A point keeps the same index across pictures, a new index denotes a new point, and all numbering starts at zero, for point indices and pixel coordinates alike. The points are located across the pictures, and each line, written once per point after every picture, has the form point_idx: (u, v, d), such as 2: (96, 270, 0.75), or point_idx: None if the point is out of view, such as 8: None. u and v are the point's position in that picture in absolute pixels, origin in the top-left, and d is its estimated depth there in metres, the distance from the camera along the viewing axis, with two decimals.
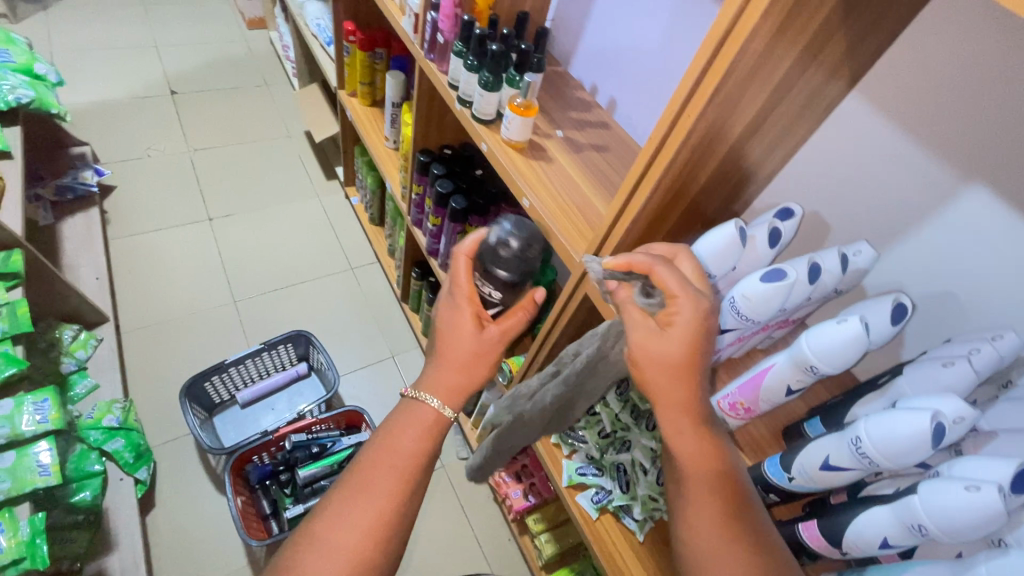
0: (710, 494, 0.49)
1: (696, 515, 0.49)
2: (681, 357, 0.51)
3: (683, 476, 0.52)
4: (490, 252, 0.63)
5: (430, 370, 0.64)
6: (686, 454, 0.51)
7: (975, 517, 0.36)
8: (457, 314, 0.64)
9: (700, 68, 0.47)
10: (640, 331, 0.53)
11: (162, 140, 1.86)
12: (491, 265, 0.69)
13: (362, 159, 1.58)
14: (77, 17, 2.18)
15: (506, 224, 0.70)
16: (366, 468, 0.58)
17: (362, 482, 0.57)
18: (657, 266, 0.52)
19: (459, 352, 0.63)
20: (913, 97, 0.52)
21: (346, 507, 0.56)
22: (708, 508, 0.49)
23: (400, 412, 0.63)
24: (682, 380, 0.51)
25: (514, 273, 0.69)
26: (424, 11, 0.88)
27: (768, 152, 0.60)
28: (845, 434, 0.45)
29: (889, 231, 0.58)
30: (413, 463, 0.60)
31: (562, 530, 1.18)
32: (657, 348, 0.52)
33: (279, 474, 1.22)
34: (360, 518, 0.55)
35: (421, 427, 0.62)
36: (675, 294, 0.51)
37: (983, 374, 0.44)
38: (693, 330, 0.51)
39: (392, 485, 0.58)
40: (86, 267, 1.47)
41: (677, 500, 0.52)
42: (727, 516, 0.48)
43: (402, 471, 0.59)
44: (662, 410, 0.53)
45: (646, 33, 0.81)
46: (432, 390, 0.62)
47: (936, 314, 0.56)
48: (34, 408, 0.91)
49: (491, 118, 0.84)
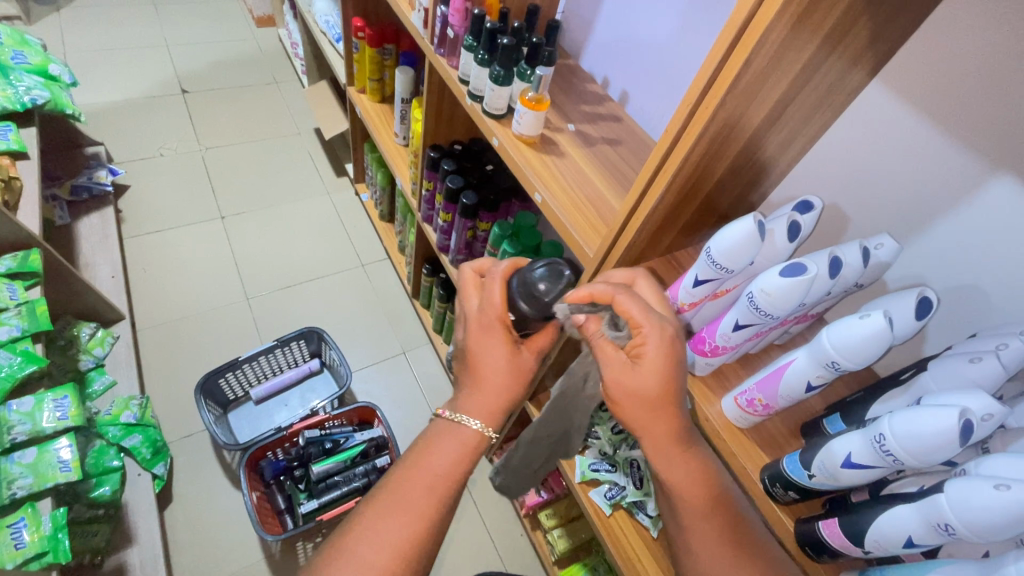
0: (705, 514, 0.51)
1: (695, 536, 0.51)
2: (654, 386, 0.51)
3: (677, 502, 0.53)
4: (533, 291, 0.59)
5: (469, 394, 0.62)
6: (678, 482, 0.52)
7: (1005, 517, 0.35)
8: (490, 337, 0.61)
9: (717, 59, 0.47)
10: (609, 369, 0.52)
11: (174, 139, 1.88)
12: (518, 299, 0.60)
13: (372, 155, 1.58)
14: (89, 18, 2.20)
15: (544, 261, 0.61)
16: (398, 484, 0.58)
17: (391, 500, 0.57)
18: (616, 293, 0.53)
19: (499, 376, 0.61)
20: (938, 85, 0.51)
21: (376, 523, 0.55)
22: (706, 533, 0.51)
23: (434, 432, 0.61)
24: (659, 409, 0.51)
25: (538, 312, 0.59)
26: (433, 6, 0.87)
27: (786, 143, 0.59)
28: (867, 431, 0.44)
29: (911, 224, 0.56)
30: (445, 484, 0.59)
31: (575, 525, 1.17)
32: (629, 381, 0.51)
33: (294, 470, 1.23)
34: (389, 535, 0.55)
35: (459, 449, 0.60)
36: (640, 323, 0.51)
37: (1011, 370, 0.43)
38: (662, 357, 0.51)
39: (423, 505, 0.57)
40: (102, 265, 1.49)
41: (674, 525, 0.54)
42: (730, 535, 0.51)
43: (435, 491, 0.58)
44: (650, 439, 0.53)
45: (659, 24, 0.80)
46: (472, 415, 0.61)
47: (960, 309, 0.55)
48: (54, 405, 0.92)
49: (502, 112, 0.84)
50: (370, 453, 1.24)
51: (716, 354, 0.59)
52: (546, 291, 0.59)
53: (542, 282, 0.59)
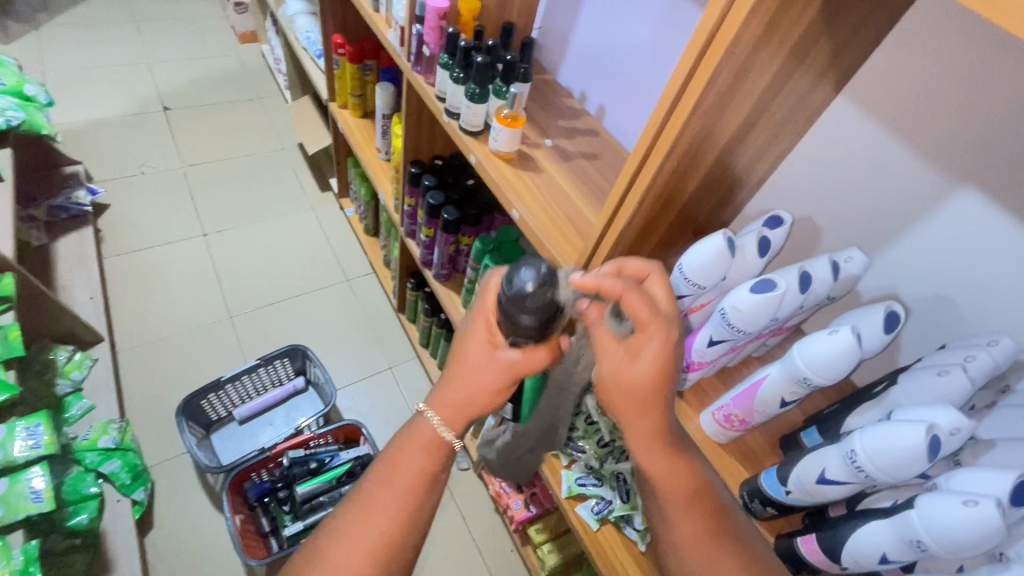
0: (689, 508, 0.50)
1: (675, 525, 0.50)
2: (646, 382, 0.49)
3: (661, 495, 0.51)
4: (518, 297, 0.51)
5: (445, 387, 0.59)
6: (660, 473, 0.50)
7: (975, 533, 0.35)
8: (469, 333, 0.58)
9: (684, 75, 0.47)
10: (606, 356, 0.50)
11: (155, 156, 1.86)
12: (513, 313, 0.52)
13: (356, 170, 1.58)
14: (68, 36, 2.18)
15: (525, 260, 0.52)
16: (366, 492, 0.56)
17: (364, 500, 0.56)
18: (628, 291, 0.48)
19: (472, 374, 0.57)
20: (901, 101, 0.52)
21: (345, 535, 0.54)
22: (693, 526, 0.49)
23: (409, 424, 0.60)
24: (651, 406, 0.49)
25: (541, 318, 0.52)
26: (409, 24, 0.87)
27: (757, 157, 0.59)
28: (840, 446, 0.44)
29: (881, 236, 0.57)
30: (416, 482, 0.57)
31: (564, 540, 1.17)
32: (628, 374, 0.49)
33: (278, 491, 1.21)
34: (360, 537, 0.54)
35: (421, 451, 0.58)
36: (645, 320, 0.48)
37: (978, 382, 0.43)
38: (661, 356, 0.48)
39: (392, 504, 0.55)
40: (80, 286, 1.46)
41: (658, 517, 0.52)
42: (716, 529, 0.49)
43: (403, 490, 0.56)
44: (638, 432, 0.51)
45: (633, 40, 0.81)
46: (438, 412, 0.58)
47: (932, 320, 0.55)
48: (26, 434, 0.90)
49: (479, 129, 0.84)
50: (355, 472, 1.22)
51: (693, 370, 0.59)
52: (532, 296, 0.50)
53: (529, 285, 0.50)
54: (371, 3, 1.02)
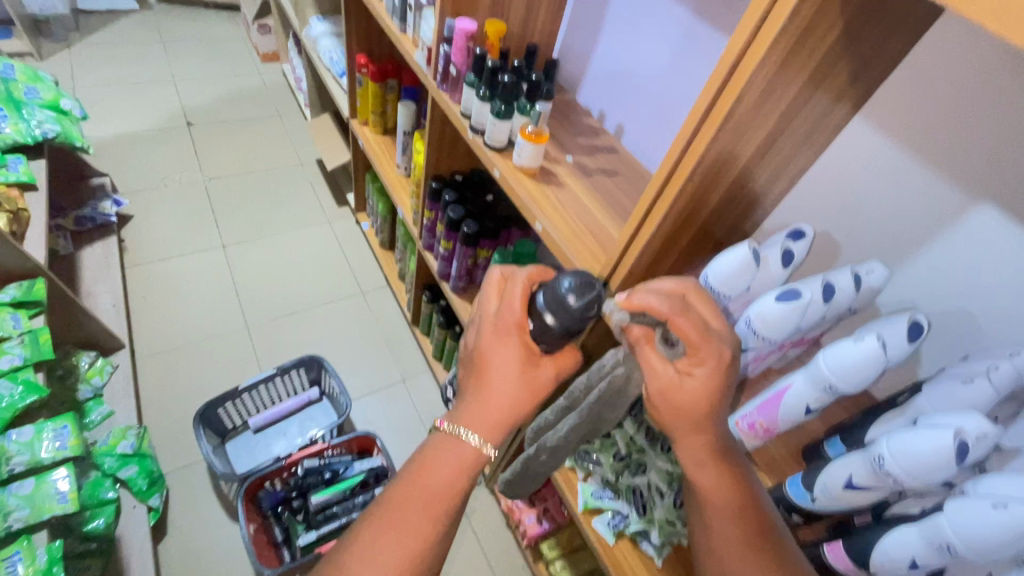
0: (733, 521, 0.49)
1: (717, 539, 0.49)
2: (702, 400, 0.50)
3: (704, 505, 0.50)
4: (563, 304, 0.58)
5: (473, 402, 0.60)
6: (708, 486, 0.50)
7: (1006, 535, 0.36)
8: (505, 342, 0.61)
9: (711, 94, 0.49)
10: (659, 379, 0.51)
11: (178, 170, 1.91)
12: (548, 313, 0.59)
13: (374, 185, 1.62)
14: (98, 55, 2.27)
15: (573, 274, 0.59)
16: (396, 503, 0.57)
17: (395, 516, 0.56)
18: (675, 314, 0.50)
19: (504, 382, 0.60)
20: (918, 120, 0.54)
21: (380, 543, 0.55)
22: (732, 538, 0.48)
23: (433, 444, 0.60)
24: (702, 421, 0.50)
25: (568, 325, 0.59)
26: (436, 44, 0.91)
27: (777, 175, 0.61)
28: (867, 452, 0.44)
29: (900, 250, 0.59)
30: (443, 499, 0.58)
31: (577, 556, 1.16)
32: (675, 391, 0.50)
33: (292, 500, 1.21)
34: (390, 555, 0.54)
35: (456, 465, 0.59)
36: (697, 343, 0.50)
37: (1002, 392, 0.44)
38: (714, 374, 0.50)
39: (422, 524, 0.56)
40: (104, 294, 1.50)
41: (697, 528, 0.51)
42: (760, 545, 0.47)
43: (432, 508, 0.57)
44: (686, 446, 0.51)
45: (653, 63, 0.84)
46: (470, 428, 0.59)
47: (952, 333, 0.56)
48: (53, 435, 0.92)
49: (503, 145, 0.87)
50: (369, 483, 1.22)
51: None
52: (576, 303, 0.58)
53: (574, 295, 0.57)
54: (397, 25, 1.06)
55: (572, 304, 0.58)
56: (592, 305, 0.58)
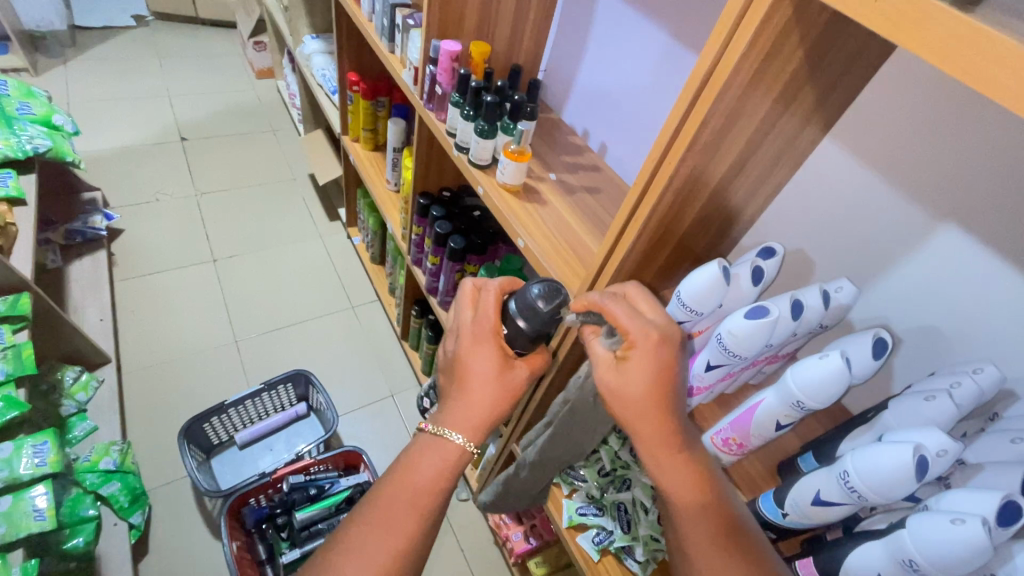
0: (700, 518, 0.49)
1: (685, 535, 0.50)
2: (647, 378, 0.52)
3: (670, 504, 0.51)
4: (532, 308, 0.62)
5: (454, 406, 0.60)
6: (670, 485, 0.50)
7: (964, 551, 0.36)
8: (481, 348, 0.62)
9: (681, 114, 0.51)
10: (599, 367, 0.54)
11: (171, 184, 1.92)
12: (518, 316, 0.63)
13: (365, 201, 1.63)
14: (94, 70, 2.29)
15: (539, 279, 0.63)
16: (381, 504, 0.56)
17: (380, 514, 0.55)
18: (605, 303, 0.54)
19: (484, 385, 0.61)
20: (884, 143, 0.55)
21: (365, 544, 0.54)
22: (699, 534, 0.49)
23: (419, 446, 0.60)
24: (651, 416, 0.51)
25: (538, 328, 0.63)
26: (423, 65, 0.92)
27: (751, 194, 0.63)
28: (834, 468, 0.45)
29: (870, 269, 0.60)
30: (427, 497, 0.58)
31: (564, 573, 1.16)
32: (619, 384, 0.52)
33: (277, 517, 1.21)
34: (374, 554, 0.53)
35: (441, 464, 0.59)
36: (629, 329, 0.52)
37: (965, 408, 0.45)
38: (650, 362, 0.51)
39: (407, 522, 0.55)
40: (91, 308, 1.49)
41: (669, 528, 0.52)
42: (725, 540, 0.48)
43: (417, 505, 0.57)
44: (642, 444, 0.52)
45: (634, 83, 0.86)
46: (455, 428, 0.59)
47: (922, 349, 0.57)
48: (33, 451, 0.91)
49: (487, 163, 0.88)
50: (355, 499, 1.21)
51: (693, 394, 0.60)
52: (544, 307, 0.62)
53: (542, 299, 0.62)
54: (387, 45, 1.09)
55: (542, 307, 0.62)
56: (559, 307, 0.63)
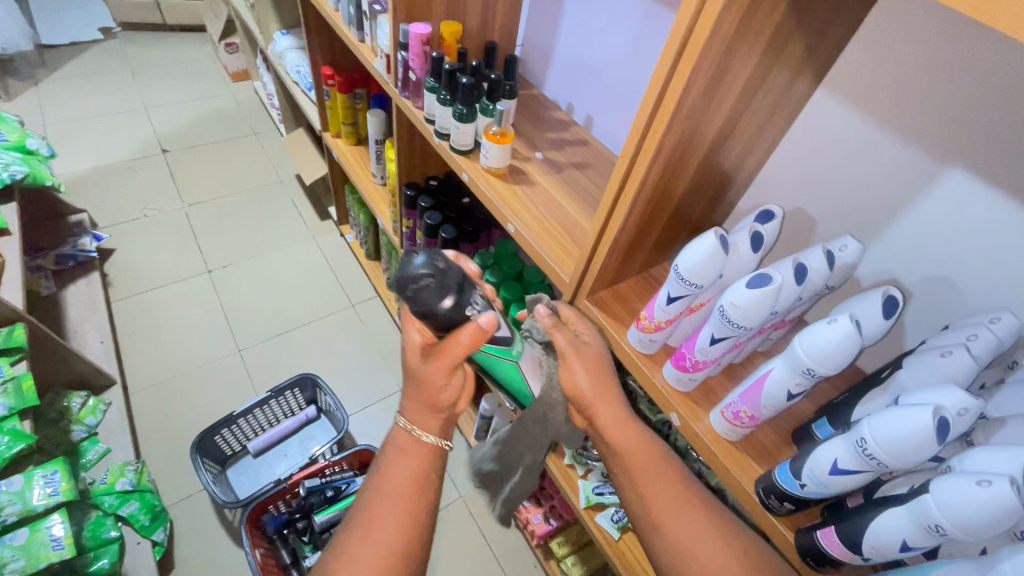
0: (658, 478, 0.59)
1: (652, 500, 0.58)
2: (581, 381, 0.63)
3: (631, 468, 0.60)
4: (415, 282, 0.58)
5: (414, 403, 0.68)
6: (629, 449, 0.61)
7: (991, 513, 0.35)
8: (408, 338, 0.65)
9: (660, 82, 0.48)
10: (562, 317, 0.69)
11: (157, 199, 1.89)
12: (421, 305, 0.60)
13: (353, 197, 1.60)
14: (66, 89, 2.24)
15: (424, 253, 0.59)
16: (374, 503, 0.63)
17: (377, 511, 0.62)
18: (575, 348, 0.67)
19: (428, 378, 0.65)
20: (881, 88, 0.52)
21: (370, 538, 0.60)
22: (664, 492, 0.58)
23: (399, 448, 0.68)
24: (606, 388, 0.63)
25: (439, 301, 0.59)
26: (394, 51, 0.89)
27: (746, 153, 0.60)
28: (850, 435, 0.43)
29: (874, 223, 0.58)
30: (416, 497, 0.64)
31: (588, 551, 1.16)
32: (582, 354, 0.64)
33: (296, 522, 1.21)
34: (376, 545, 0.59)
35: (417, 461, 0.67)
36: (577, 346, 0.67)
37: (982, 361, 0.43)
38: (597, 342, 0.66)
39: (399, 517, 0.62)
40: (91, 331, 1.48)
41: (637, 502, 0.59)
42: (686, 495, 0.58)
43: (410, 501, 0.63)
44: (603, 418, 0.63)
45: (614, 49, 0.83)
46: (423, 427, 0.68)
47: (934, 301, 0.55)
48: (44, 481, 0.91)
49: (470, 147, 0.85)
50: None
51: (697, 370, 0.57)
52: (424, 274, 0.58)
53: (423, 268, 0.58)
54: (355, 34, 1.04)
55: (424, 276, 0.58)
56: (439, 269, 0.58)
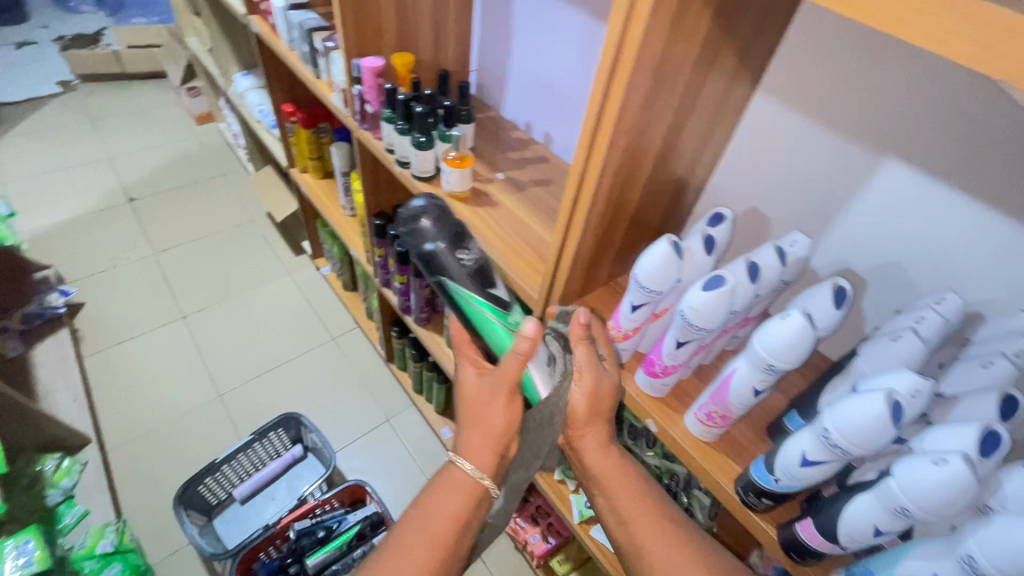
0: (655, 523, 0.57)
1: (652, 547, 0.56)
2: (580, 411, 0.59)
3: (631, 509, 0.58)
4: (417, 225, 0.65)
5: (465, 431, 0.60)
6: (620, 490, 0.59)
7: (950, 490, 0.36)
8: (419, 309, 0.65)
9: (599, 98, 0.49)
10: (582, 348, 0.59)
11: (125, 248, 1.86)
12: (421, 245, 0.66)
13: (325, 230, 1.60)
14: (26, 146, 2.21)
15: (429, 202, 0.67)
16: (398, 544, 0.56)
17: (397, 554, 0.55)
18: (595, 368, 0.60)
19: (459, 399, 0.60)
20: (813, 89, 0.55)
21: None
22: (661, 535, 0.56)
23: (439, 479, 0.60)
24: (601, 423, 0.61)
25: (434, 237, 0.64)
26: (349, 86, 0.90)
27: (696, 159, 0.62)
28: (814, 427, 0.44)
29: (823, 216, 0.60)
30: (443, 542, 0.56)
31: (589, 566, 1.14)
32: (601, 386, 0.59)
33: (288, 568, 1.14)
34: None
35: (455, 498, 0.58)
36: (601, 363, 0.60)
37: (932, 342, 0.44)
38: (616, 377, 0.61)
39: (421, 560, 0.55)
40: (62, 390, 1.44)
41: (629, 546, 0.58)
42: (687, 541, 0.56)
43: (438, 543, 0.56)
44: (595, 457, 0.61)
45: (565, 68, 0.85)
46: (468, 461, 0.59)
47: (887, 286, 0.57)
48: (17, 552, 0.87)
49: (431, 174, 0.86)
50: (366, 533, 1.18)
51: (667, 374, 0.58)
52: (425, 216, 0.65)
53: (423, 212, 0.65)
54: (312, 71, 1.05)
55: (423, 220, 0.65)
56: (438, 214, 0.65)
